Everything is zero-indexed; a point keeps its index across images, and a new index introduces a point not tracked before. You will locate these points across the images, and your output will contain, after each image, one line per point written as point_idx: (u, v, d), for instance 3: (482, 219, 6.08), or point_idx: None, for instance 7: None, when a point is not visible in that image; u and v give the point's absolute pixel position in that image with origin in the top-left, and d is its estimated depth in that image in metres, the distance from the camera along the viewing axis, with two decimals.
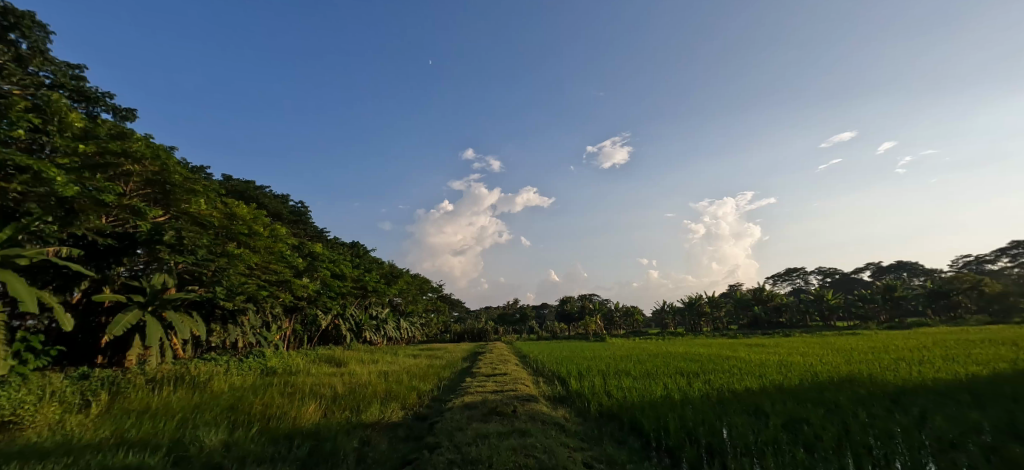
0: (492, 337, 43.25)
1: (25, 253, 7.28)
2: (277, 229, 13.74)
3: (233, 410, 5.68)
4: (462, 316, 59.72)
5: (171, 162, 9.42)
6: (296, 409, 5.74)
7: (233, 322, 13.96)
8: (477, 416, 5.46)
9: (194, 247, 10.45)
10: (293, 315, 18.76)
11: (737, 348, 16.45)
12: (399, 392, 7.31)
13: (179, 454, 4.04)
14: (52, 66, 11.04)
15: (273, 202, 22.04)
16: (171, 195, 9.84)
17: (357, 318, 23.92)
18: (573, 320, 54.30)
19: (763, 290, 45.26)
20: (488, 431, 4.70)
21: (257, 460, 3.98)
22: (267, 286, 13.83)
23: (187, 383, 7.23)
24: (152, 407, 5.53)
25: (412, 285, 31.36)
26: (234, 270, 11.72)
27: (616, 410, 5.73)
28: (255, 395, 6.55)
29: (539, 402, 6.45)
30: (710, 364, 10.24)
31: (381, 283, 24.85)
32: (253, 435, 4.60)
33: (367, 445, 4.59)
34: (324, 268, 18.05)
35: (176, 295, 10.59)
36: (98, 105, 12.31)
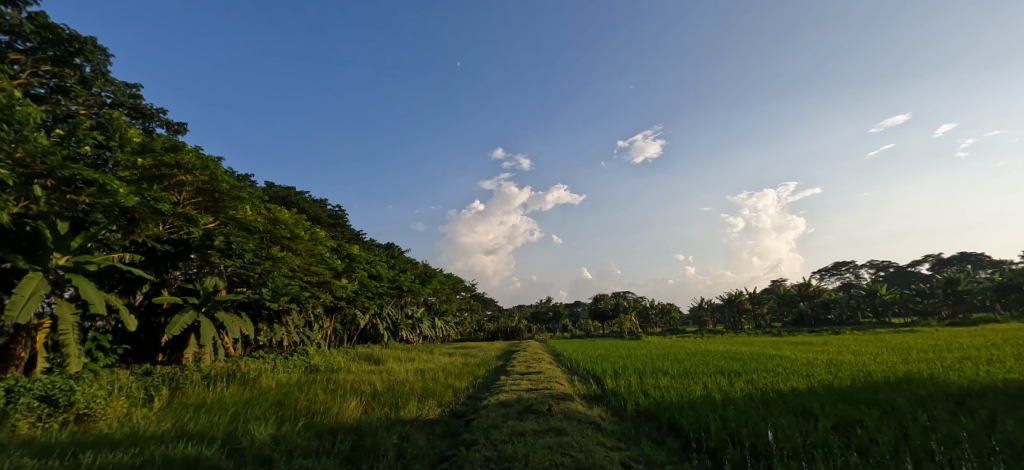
0: (526, 336, 43.32)
1: (94, 259, 7.91)
2: (317, 232, 14.26)
3: (280, 405, 5.97)
4: (496, 314, 60.16)
5: (219, 171, 9.95)
6: (339, 404, 5.97)
7: (278, 322, 14.66)
8: (512, 414, 5.49)
9: (240, 251, 11.04)
10: (334, 314, 19.47)
11: (783, 347, 15.73)
12: (436, 389, 7.46)
13: (233, 446, 4.29)
14: (113, 86, 11.93)
15: (312, 207, 22.97)
16: (219, 203, 10.39)
17: (394, 317, 24.56)
18: (607, 318, 53.59)
19: (809, 285, 43.09)
20: (524, 429, 4.72)
21: (303, 453, 4.16)
22: (309, 287, 14.41)
23: (238, 380, 7.66)
24: (207, 402, 5.89)
25: (446, 285, 31.85)
26: (278, 272, 12.26)
27: (654, 410, 5.61)
28: (300, 391, 6.85)
29: (574, 401, 6.41)
30: (753, 363, 9.86)
31: (416, 283, 25.37)
32: (300, 430, 4.82)
33: (406, 441, 4.71)
34: (362, 269, 18.63)
35: (226, 296, 11.21)
36: (153, 121, 13.20)
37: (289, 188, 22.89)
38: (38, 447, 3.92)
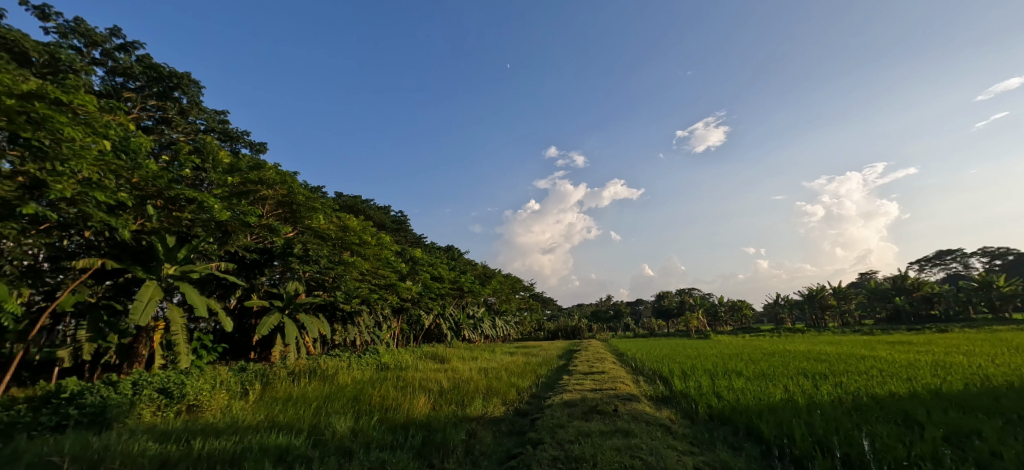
0: (587, 335, 42.72)
1: (196, 268, 8.93)
2: (383, 238, 15.02)
3: (356, 400, 6.39)
4: (555, 313, 59.90)
5: (295, 185, 10.80)
6: (409, 401, 6.26)
7: (351, 322, 15.66)
8: (577, 414, 5.45)
9: (317, 258, 11.81)
10: (401, 315, 20.44)
11: (876, 347, 14.21)
12: (499, 388, 7.59)
13: (317, 437, 4.64)
14: (206, 114, 13.36)
15: (378, 214, 24.28)
16: (297, 213, 11.29)
17: (456, 317, 25.33)
18: (672, 316, 51.44)
19: (906, 278, 38.53)
20: (590, 430, 4.66)
21: (379, 446, 4.40)
22: (377, 289, 15.23)
23: (318, 376, 8.29)
24: (293, 396, 6.44)
25: (505, 285, 32.24)
26: (350, 276, 13.07)
27: (729, 414, 5.29)
28: (374, 388, 7.28)
29: (641, 402, 6.23)
30: (842, 365, 9.00)
31: (476, 283, 25.94)
32: (375, 424, 5.11)
33: (474, 438, 4.83)
34: (425, 271, 19.39)
35: (305, 299, 12.16)
36: (239, 143, 14.62)
37: (356, 197, 24.34)
38: (160, 433, 4.49)
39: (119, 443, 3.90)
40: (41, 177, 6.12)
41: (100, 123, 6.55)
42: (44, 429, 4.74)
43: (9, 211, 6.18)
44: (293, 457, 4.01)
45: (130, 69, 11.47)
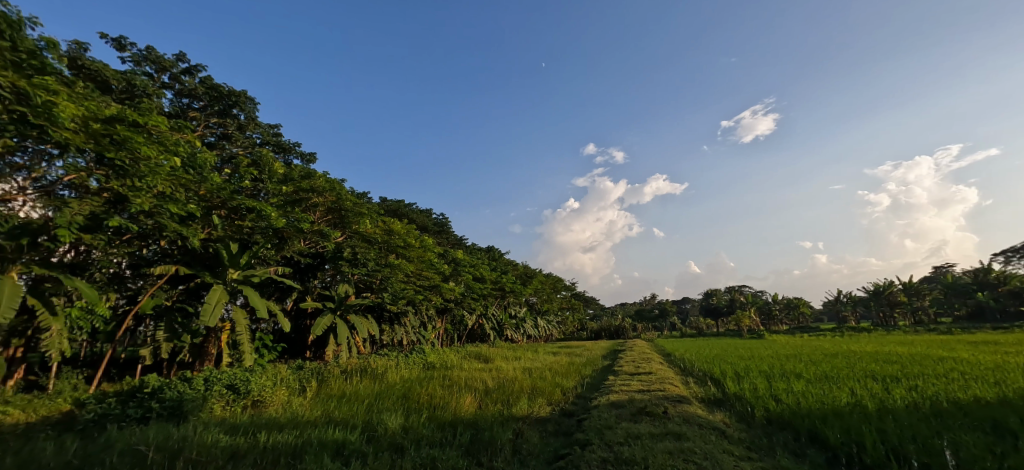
0: (631, 335, 41.80)
1: (257, 273, 9.54)
2: (426, 240, 15.41)
3: (406, 398, 6.59)
4: (598, 313, 59.06)
5: (343, 191, 11.31)
6: (456, 400, 6.39)
7: (398, 322, 16.18)
8: (625, 416, 5.35)
9: (365, 260, 12.29)
10: (444, 315, 20.87)
11: (957, 348, 12.99)
12: (544, 388, 7.59)
13: (371, 434, 4.84)
14: (261, 129, 14.22)
15: (420, 217, 24.93)
16: (346, 219, 11.80)
17: (498, 317, 25.55)
18: (722, 315, 49.34)
19: (990, 272, 34.93)
20: (639, 432, 4.56)
21: (429, 443, 4.52)
22: (422, 290, 15.63)
23: (369, 375, 8.63)
24: (347, 393, 6.74)
25: (546, 285, 32.16)
26: (396, 278, 13.50)
27: (789, 419, 5.01)
28: (421, 386, 7.48)
29: (692, 404, 6.03)
30: (916, 367, 8.29)
31: (517, 283, 26.05)
32: (425, 421, 5.26)
33: (521, 437, 4.85)
34: (467, 272, 19.69)
35: (355, 301, 12.69)
36: (292, 154, 15.46)
37: (399, 201, 25.10)
38: (229, 425, 4.84)
39: (196, 434, 4.24)
40: (123, 192, 6.77)
41: (170, 141, 7.16)
42: (132, 420, 5.24)
43: (98, 224, 6.88)
44: (349, 452, 4.20)
45: (194, 90, 12.42)
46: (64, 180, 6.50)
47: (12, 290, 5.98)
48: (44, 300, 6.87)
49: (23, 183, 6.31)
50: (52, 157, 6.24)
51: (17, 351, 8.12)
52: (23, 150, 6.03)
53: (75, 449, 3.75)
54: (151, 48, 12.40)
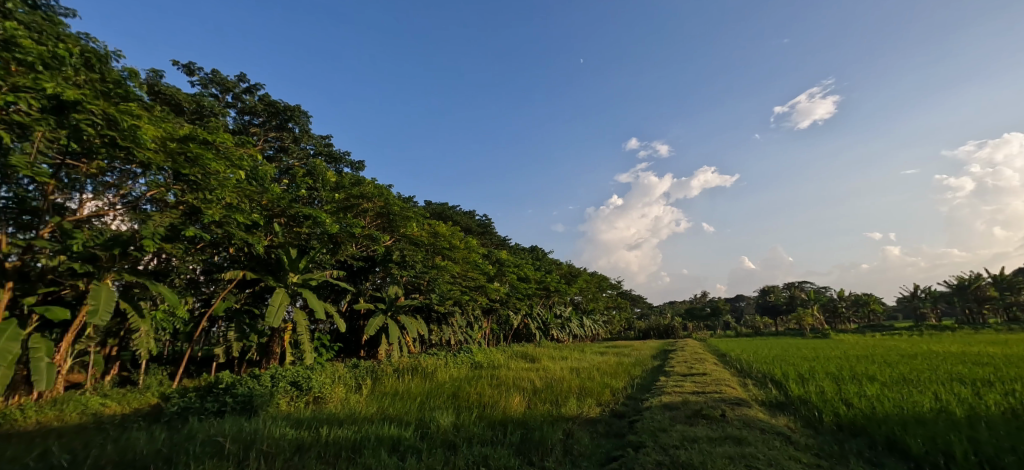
0: (682, 334, 40.39)
1: (314, 276, 10.09)
2: (471, 241, 15.66)
3: (456, 396, 6.73)
4: (646, 312, 57.52)
5: (390, 196, 11.74)
6: (505, 399, 6.45)
7: (446, 323, 16.55)
8: (680, 418, 5.17)
9: (412, 263, 12.67)
10: (490, 315, 21.13)
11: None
12: (593, 388, 7.49)
13: (424, 430, 4.98)
14: (314, 140, 15.02)
15: (464, 219, 25.37)
16: (394, 223, 12.22)
17: (544, 317, 25.51)
18: (781, 313, 46.56)
19: None
20: (696, 435, 4.40)
21: (480, 441, 4.59)
22: (468, 291, 15.90)
23: (420, 373, 8.89)
24: (400, 391, 6.98)
25: (591, 284, 31.76)
26: (443, 279, 13.82)
27: (862, 425, 4.64)
28: (470, 385, 7.62)
29: (752, 407, 5.73)
30: (1015, 370, 7.41)
31: (562, 283, 25.90)
32: (475, 420, 5.35)
33: (571, 438, 4.82)
34: (511, 272, 19.81)
35: (404, 302, 13.12)
36: (342, 163, 16.21)
37: (444, 204, 25.69)
38: (294, 420, 5.16)
39: (265, 427, 4.55)
40: (196, 204, 7.38)
41: (234, 156, 7.73)
42: (209, 413, 5.70)
43: (176, 234, 7.58)
44: (405, 448, 4.35)
45: (254, 108, 13.33)
46: (146, 195, 7.20)
47: (108, 295, 6.69)
48: (133, 303, 7.62)
49: (113, 199, 7.04)
50: (136, 175, 6.92)
51: (112, 349, 9.07)
52: (112, 170, 6.73)
53: (164, 438, 4.15)
54: (216, 71, 13.44)
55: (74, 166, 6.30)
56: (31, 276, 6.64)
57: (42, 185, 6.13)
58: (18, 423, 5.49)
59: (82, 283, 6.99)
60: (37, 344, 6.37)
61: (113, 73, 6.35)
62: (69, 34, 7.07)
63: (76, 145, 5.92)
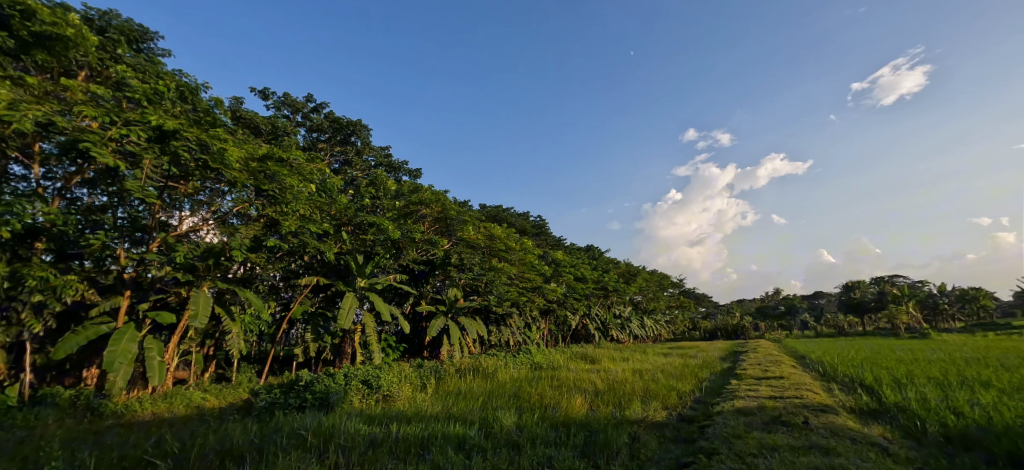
0: (753, 335, 37.86)
1: (380, 280, 10.63)
2: (526, 242, 15.74)
3: (517, 397, 6.79)
4: (712, 311, 54.56)
5: (447, 201, 12.12)
6: (567, 400, 6.41)
7: (504, 324, 16.74)
8: (756, 425, 4.86)
9: (470, 265, 12.95)
10: (548, 316, 21.07)
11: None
12: (657, 391, 7.24)
13: (489, 430, 5.08)
14: (375, 152, 15.84)
15: (519, 220, 25.54)
16: (451, 227, 12.58)
17: (603, 317, 25.04)
18: (868, 311, 42.21)
19: None
20: (776, 443, 4.11)
21: (544, 442, 4.60)
22: (525, 292, 15.97)
23: (481, 373, 9.07)
24: (463, 390, 7.17)
25: (651, 282, 30.70)
26: (500, 281, 13.99)
27: (978, 437, 4.09)
28: (531, 386, 7.65)
29: (839, 414, 5.25)
30: None
31: (620, 282, 25.26)
32: (538, 420, 5.37)
33: (638, 442, 4.69)
34: (568, 272, 19.64)
35: (464, 304, 13.43)
36: (401, 172, 16.94)
37: (498, 207, 26.03)
38: (366, 416, 5.46)
39: (341, 422, 4.86)
40: (275, 217, 8.05)
41: (305, 171, 8.48)
42: (292, 408, 6.19)
43: (259, 244, 8.33)
44: (470, 446, 4.46)
45: (320, 125, 14.32)
46: (233, 210, 7.96)
47: (205, 301, 7.49)
48: (226, 308, 8.45)
49: (206, 215, 7.87)
50: (224, 192, 7.68)
51: (209, 349, 10.11)
52: (205, 189, 7.52)
53: (255, 431, 4.56)
54: (287, 94, 14.61)
55: (174, 187, 7.12)
56: (144, 285, 7.58)
57: (150, 205, 6.99)
58: (138, 414, 6.28)
59: (184, 290, 7.87)
60: (150, 344, 7.25)
61: (202, 103, 7.12)
62: (166, 72, 8.03)
63: (175, 169, 6.68)
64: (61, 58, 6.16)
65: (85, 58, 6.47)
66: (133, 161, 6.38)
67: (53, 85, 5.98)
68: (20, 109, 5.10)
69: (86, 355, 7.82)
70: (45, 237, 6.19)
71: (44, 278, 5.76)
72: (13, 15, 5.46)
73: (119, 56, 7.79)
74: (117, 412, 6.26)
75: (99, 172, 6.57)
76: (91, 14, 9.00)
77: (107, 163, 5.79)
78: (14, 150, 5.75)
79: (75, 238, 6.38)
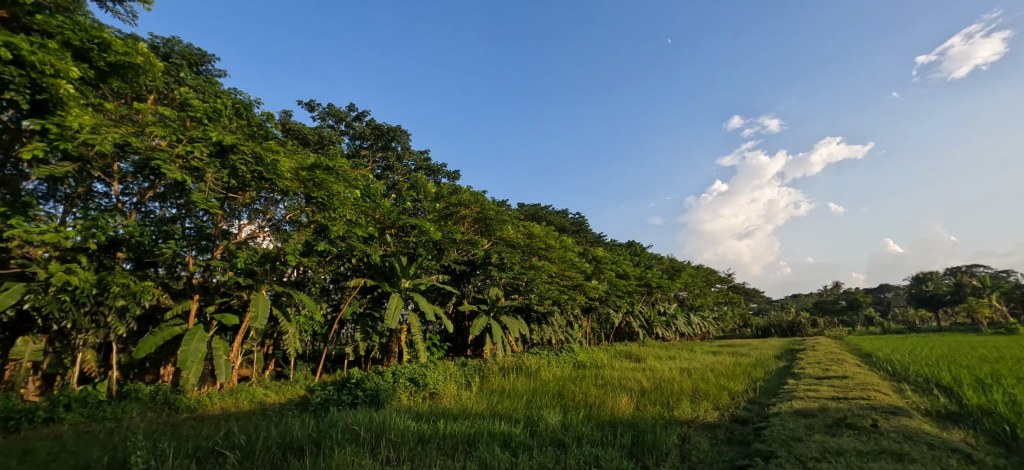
0: (811, 331, 35.67)
1: (423, 280, 10.89)
2: (566, 240, 15.62)
3: (562, 395, 6.77)
4: (764, 307, 51.89)
5: (486, 202, 12.39)
6: (612, 399, 6.32)
7: (546, 322, 16.69)
8: (818, 427, 4.58)
9: (510, 264, 13.00)
10: (590, 314, 20.83)
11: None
12: (707, 390, 6.99)
13: (534, 428, 5.09)
14: (414, 156, 16.24)
15: (557, 218, 25.40)
16: (490, 227, 12.70)
17: (647, 314, 24.42)
18: (944, 305, 38.70)
19: None
20: (840, 447, 3.86)
21: (590, 441, 4.56)
22: (566, 290, 15.85)
23: (525, 372, 9.09)
24: (507, 389, 7.22)
25: (697, 278, 29.62)
26: (541, 279, 13.95)
27: None
28: (575, 384, 7.59)
29: (913, 417, 4.85)
30: None
31: (664, 278, 24.55)
32: (583, 419, 5.33)
33: (688, 443, 4.55)
34: (609, 269, 19.30)
35: (505, 303, 13.51)
36: (440, 174, 17.26)
37: (536, 205, 26.01)
38: (414, 413, 5.62)
39: (391, 419, 5.04)
40: (324, 222, 8.44)
41: (350, 178, 8.87)
42: (345, 404, 6.46)
43: (310, 249, 8.75)
44: (516, 444, 4.48)
45: (363, 133, 14.88)
46: (286, 218, 8.42)
47: (264, 303, 7.98)
48: (282, 309, 8.96)
49: (262, 222, 8.36)
50: (277, 201, 8.14)
51: (269, 348, 10.76)
52: (260, 198, 8.00)
53: (312, 425, 4.81)
54: (331, 105, 15.28)
55: (233, 198, 7.62)
56: (210, 289, 8.17)
57: (213, 214, 7.53)
58: (208, 408, 6.79)
59: (245, 293, 8.41)
60: (217, 344, 7.81)
61: (255, 118, 7.58)
62: (223, 91, 8.62)
63: (233, 180, 7.15)
64: (133, 84, 6.75)
65: (153, 82, 7.05)
66: (197, 175, 6.90)
67: (127, 109, 6.58)
68: (101, 132, 5.64)
69: (162, 354, 8.53)
70: (125, 247, 6.79)
71: (125, 284, 6.35)
72: (93, 48, 5.95)
73: (182, 79, 8.45)
74: (190, 406, 6.80)
75: (169, 187, 7.18)
76: (157, 42, 9.80)
77: (176, 178, 6.29)
78: (96, 170, 6.37)
79: (151, 248, 6.98)
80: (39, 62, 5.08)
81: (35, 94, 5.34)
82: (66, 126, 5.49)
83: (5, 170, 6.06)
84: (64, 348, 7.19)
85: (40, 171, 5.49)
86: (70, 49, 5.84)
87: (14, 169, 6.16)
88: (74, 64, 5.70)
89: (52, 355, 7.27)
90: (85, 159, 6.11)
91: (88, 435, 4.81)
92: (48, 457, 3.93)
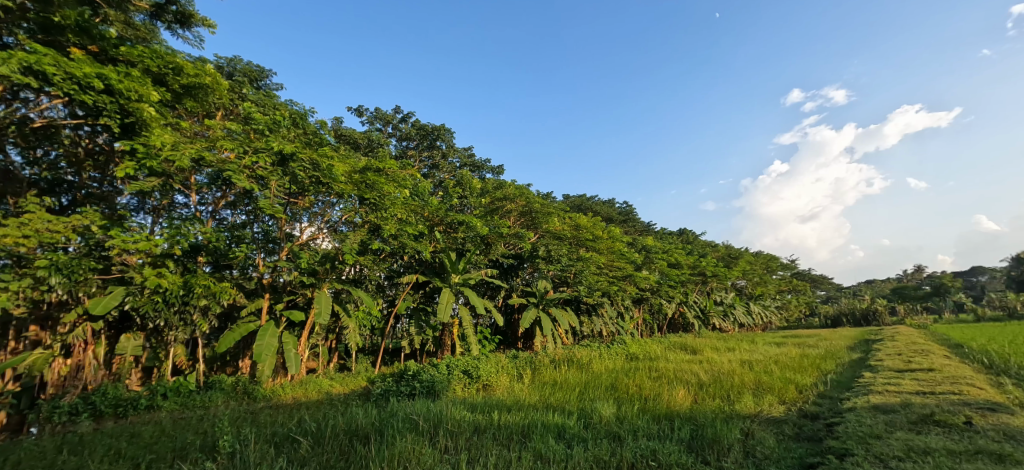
0: (889, 319, 32.87)
1: (472, 275, 11.06)
2: (613, 230, 15.33)
3: (614, 387, 6.69)
4: (833, 294, 48.26)
5: (531, 195, 12.41)
6: (668, 392, 6.17)
7: (596, 314, 16.42)
8: (901, 424, 4.23)
9: (558, 257, 12.90)
10: (642, 305, 20.27)
11: None
12: (772, 384, 6.61)
13: (586, 420, 5.07)
14: (458, 153, 16.50)
15: (604, 208, 24.95)
16: (537, 219, 12.70)
17: (702, 304, 23.47)
18: None
19: None
20: (929, 446, 3.53)
21: (647, 435, 4.47)
22: (616, 281, 15.53)
23: (577, 365, 9.05)
24: (559, 381, 7.23)
25: (756, 265, 28.15)
26: (589, 271, 13.73)
27: None
28: (628, 377, 7.46)
29: (1015, 414, 4.35)
30: None
31: (720, 266, 23.48)
32: (637, 412, 5.24)
33: (752, 438, 4.35)
34: (660, 259, 18.72)
35: (554, 295, 13.47)
36: (484, 170, 17.43)
37: (581, 196, 25.74)
38: (469, 404, 5.77)
39: (447, 409, 5.20)
40: (377, 221, 8.78)
41: (399, 178, 9.18)
42: (404, 395, 6.75)
43: (365, 248, 9.14)
44: (570, 436, 4.49)
45: (409, 134, 15.36)
46: (341, 219, 8.86)
47: (326, 301, 8.45)
48: (343, 306, 9.44)
49: (321, 224, 8.87)
50: (334, 203, 8.60)
51: (332, 342, 11.42)
52: (319, 201, 8.49)
53: (373, 414, 5.08)
54: (378, 108, 15.85)
55: (296, 202, 8.15)
56: (279, 288, 8.78)
57: (277, 219, 8.11)
58: (282, 397, 7.38)
59: (309, 291, 8.93)
60: (286, 339, 8.40)
61: (311, 127, 8.03)
62: (280, 103, 9.21)
63: (294, 186, 7.63)
64: (204, 103, 7.33)
65: (219, 100, 7.61)
66: (262, 183, 7.43)
67: (200, 127, 7.20)
68: (180, 149, 6.17)
69: (241, 348, 9.33)
70: (205, 251, 7.44)
71: (206, 285, 6.97)
72: (167, 72, 6.52)
73: (245, 95, 9.09)
74: (267, 396, 7.41)
75: (238, 195, 7.80)
76: (221, 62, 10.61)
77: (245, 186, 6.80)
78: (177, 183, 7.00)
79: (226, 251, 7.61)
80: (125, 89, 5.69)
81: (124, 118, 5.99)
82: (150, 145, 6.07)
83: (104, 187, 7.11)
84: (159, 343, 8.07)
85: (133, 186, 6.14)
86: (150, 75, 6.48)
87: (111, 186, 7.18)
88: (154, 88, 6.30)
89: (150, 350, 8.16)
90: (168, 174, 6.74)
91: (181, 421, 5.35)
92: (151, 439, 4.44)
